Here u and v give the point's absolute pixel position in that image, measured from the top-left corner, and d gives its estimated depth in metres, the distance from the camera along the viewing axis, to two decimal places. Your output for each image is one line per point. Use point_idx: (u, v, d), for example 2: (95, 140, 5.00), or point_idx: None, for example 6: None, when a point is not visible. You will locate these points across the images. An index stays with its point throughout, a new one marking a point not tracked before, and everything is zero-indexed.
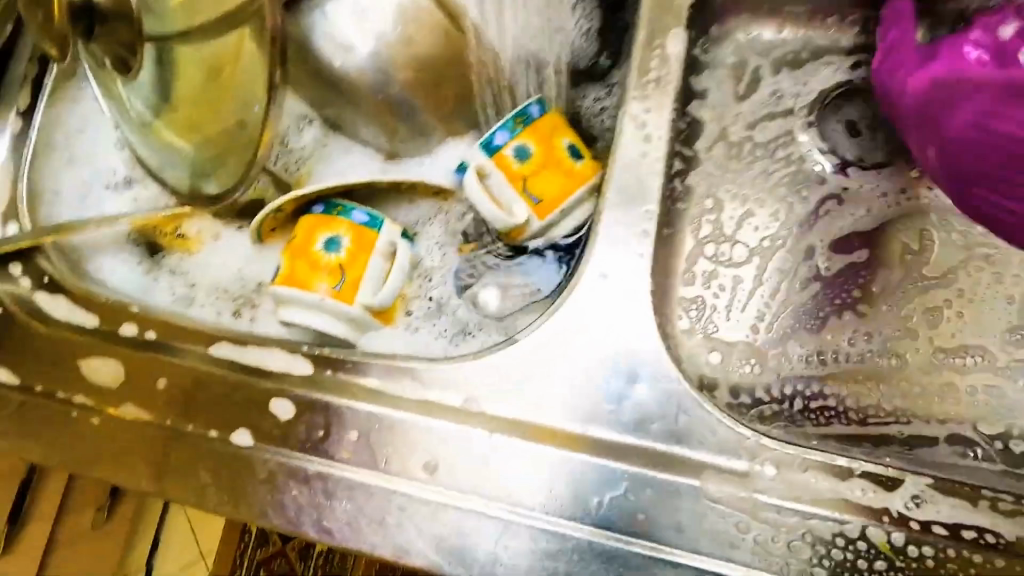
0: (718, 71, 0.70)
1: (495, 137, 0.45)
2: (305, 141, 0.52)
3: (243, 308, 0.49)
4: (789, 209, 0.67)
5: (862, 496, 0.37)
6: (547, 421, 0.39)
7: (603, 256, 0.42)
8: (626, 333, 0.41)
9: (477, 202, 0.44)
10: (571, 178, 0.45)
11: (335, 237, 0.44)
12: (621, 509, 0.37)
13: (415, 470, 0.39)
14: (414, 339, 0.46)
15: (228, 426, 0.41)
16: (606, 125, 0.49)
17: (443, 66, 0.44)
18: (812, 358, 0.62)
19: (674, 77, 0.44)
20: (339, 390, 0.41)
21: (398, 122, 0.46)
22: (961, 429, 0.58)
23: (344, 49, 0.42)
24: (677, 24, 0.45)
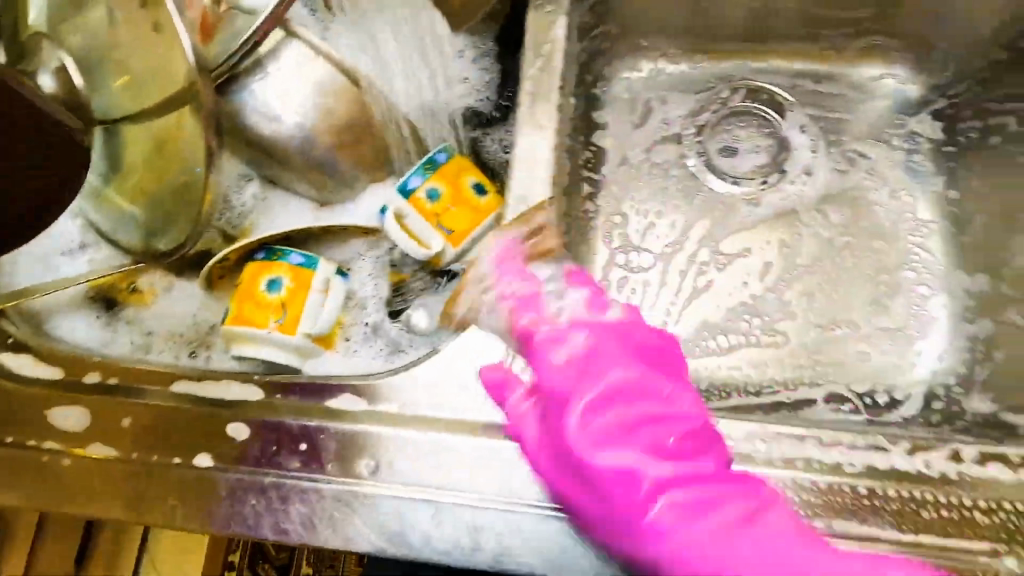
0: (615, 107, 0.81)
1: (408, 182, 0.53)
2: (246, 198, 0.59)
3: (199, 349, 0.55)
4: (685, 217, 0.77)
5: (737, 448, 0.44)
6: (468, 416, 0.47)
7: (505, 274, 0.50)
8: (530, 335, 0.48)
9: (399, 240, 0.52)
10: (477, 212, 0.53)
11: (275, 278, 0.51)
12: (535, 482, 0.44)
13: (358, 470, 0.45)
14: (353, 360, 0.53)
15: (190, 452, 0.47)
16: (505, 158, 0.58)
17: (359, 126, 0.52)
18: (714, 343, 0.71)
19: (554, 121, 0.53)
20: (288, 410, 0.48)
21: (325, 177, 0.53)
22: (840, 389, 0.68)
23: (269, 120, 0.50)
24: (554, 77, 0.54)
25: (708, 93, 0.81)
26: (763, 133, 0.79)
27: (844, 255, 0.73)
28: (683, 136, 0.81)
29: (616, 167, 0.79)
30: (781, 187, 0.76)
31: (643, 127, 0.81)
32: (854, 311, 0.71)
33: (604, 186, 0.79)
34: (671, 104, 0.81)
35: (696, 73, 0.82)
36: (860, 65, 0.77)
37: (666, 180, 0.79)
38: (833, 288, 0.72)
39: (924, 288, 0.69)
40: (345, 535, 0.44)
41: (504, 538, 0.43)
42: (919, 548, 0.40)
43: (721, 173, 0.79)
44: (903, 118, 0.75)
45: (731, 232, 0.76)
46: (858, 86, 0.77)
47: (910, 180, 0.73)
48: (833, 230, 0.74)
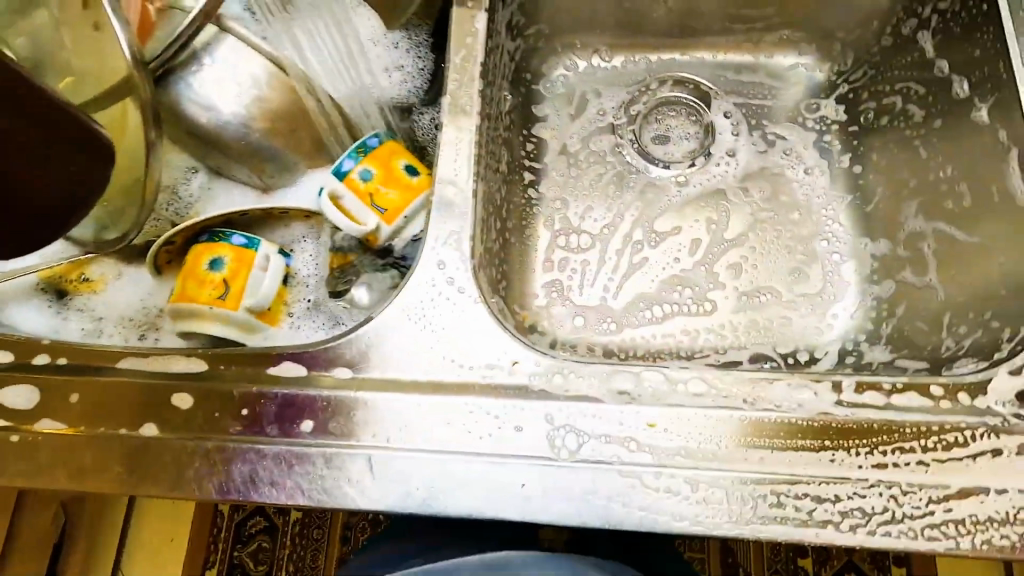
0: (554, 100, 0.86)
1: (343, 165, 0.57)
2: (192, 189, 0.62)
3: (148, 332, 0.58)
4: (621, 199, 0.82)
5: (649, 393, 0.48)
6: (400, 376, 0.50)
7: (435, 245, 0.53)
8: (458, 300, 0.52)
9: (334, 219, 0.56)
10: (409, 190, 0.57)
11: (218, 258, 0.54)
12: (462, 432, 0.47)
13: (296, 430, 0.48)
14: (296, 334, 0.57)
15: (137, 423, 0.50)
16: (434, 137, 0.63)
17: (294, 115, 0.55)
18: (649, 315, 0.76)
19: (477, 106, 0.57)
20: (230, 380, 0.51)
21: (265, 164, 0.57)
22: (765, 350, 0.73)
23: (207, 110, 0.53)
24: (477, 67, 0.58)
25: (640, 84, 0.87)
26: (692, 120, 0.85)
27: (767, 229, 0.78)
28: (618, 125, 0.86)
29: (556, 155, 0.84)
30: (708, 169, 0.82)
31: (580, 118, 0.86)
32: (777, 280, 0.76)
33: (545, 174, 0.83)
34: (606, 96, 0.87)
35: (628, 67, 0.87)
36: (776, 54, 0.83)
37: (603, 166, 0.83)
38: (758, 260, 0.77)
39: (837, 255, 0.75)
40: (284, 490, 0.47)
41: (433, 485, 0.46)
42: (818, 472, 0.43)
43: (653, 158, 0.84)
44: (816, 101, 0.82)
45: (663, 212, 0.81)
46: (775, 74, 0.83)
47: (823, 158, 0.79)
48: (756, 206, 0.79)
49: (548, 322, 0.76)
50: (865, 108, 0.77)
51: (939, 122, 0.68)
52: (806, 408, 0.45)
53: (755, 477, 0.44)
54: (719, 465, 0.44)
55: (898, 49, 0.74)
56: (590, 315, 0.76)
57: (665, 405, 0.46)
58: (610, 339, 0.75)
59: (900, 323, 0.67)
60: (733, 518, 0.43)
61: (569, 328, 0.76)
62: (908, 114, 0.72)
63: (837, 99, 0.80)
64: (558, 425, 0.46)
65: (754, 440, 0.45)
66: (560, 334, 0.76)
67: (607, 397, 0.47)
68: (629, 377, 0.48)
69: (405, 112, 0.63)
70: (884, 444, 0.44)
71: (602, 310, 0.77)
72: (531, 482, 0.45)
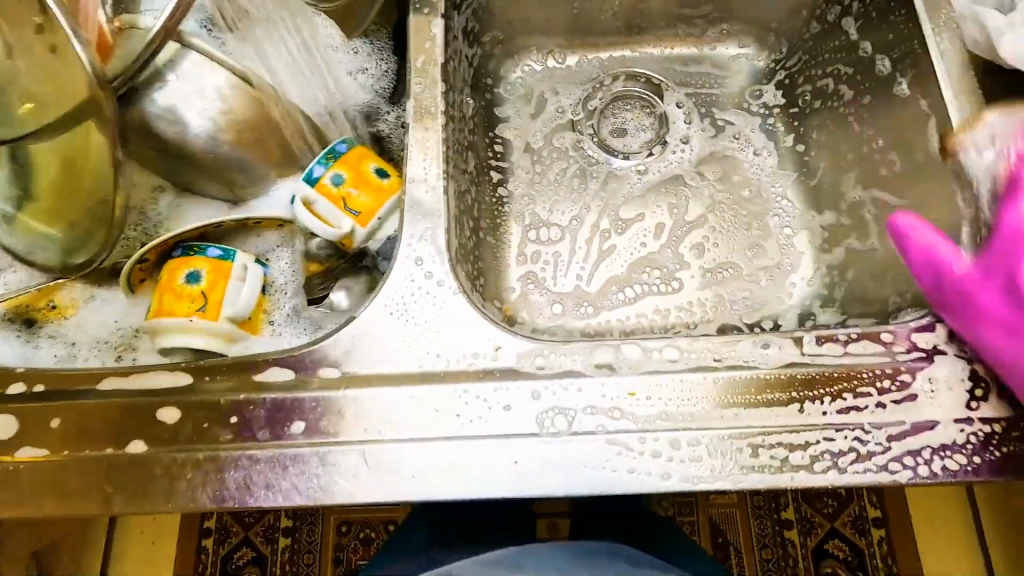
0: (514, 101, 0.89)
1: (314, 172, 0.58)
2: (160, 207, 0.62)
3: (126, 353, 0.57)
4: (586, 191, 0.85)
5: (630, 364, 0.49)
6: (386, 370, 0.51)
7: (412, 242, 0.55)
8: (439, 293, 0.53)
9: (309, 224, 0.57)
10: (381, 192, 0.58)
11: (194, 271, 0.54)
12: (454, 419, 0.48)
13: (287, 432, 0.49)
14: (278, 341, 0.58)
15: (122, 441, 0.49)
16: (399, 138, 0.64)
17: (261, 126, 0.56)
18: (622, 298, 0.79)
19: (442, 108, 0.60)
20: (216, 390, 0.51)
21: (235, 176, 0.58)
22: (732, 322, 0.77)
23: (171, 124, 0.53)
24: (439, 71, 0.61)
25: (595, 81, 0.90)
26: (646, 112, 0.89)
27: (724, 209, 0.82)
28: (577, 121, 0.89)
29: (521, 153, 0.87)
30: (665, 157, 0.86)
31: (541, 117, 0.89)
32: (737, 255, 0.80)
33: (512, 172, 0.86)
34: (564, 94, 0.90)
35: (582, 66, 0.91)
36: (719, 46, 0.89)
37: (566, 160, 0.86)
38: (718, 239, 0.81)
39: (789, 229, 0.80)
40: (280, 492, 0.47)
41: (430, 472, 0.47)
42: (791, 422, 0.46)
43: (613, 151, 0.87)
44: (759, 88, 0.87)
45: (627, 200, 0.84)
46: (720, 65, 0.89)
47: (769, 140, 0.84)
48: (712, 189, 0.83)
49: (527, 313, 0.79)
50: (802, 91, 0.83)
51: (867, 98, 0.73)
52: (773, 363, 0.48)
53: (732, 433, 0.46)
54: (698, 425, 0.47)
55: (825, 36, 0.79)
56: (566, 302, 0.79)
57: (644, 373, 0.49)
58: (586, 324, 0.78)
59: (850, 286, 0.72)
60: (715, 472, 0.46)
61: (548, 317, 0.79)
62: (839, 94, 0.77)
63: (777, 84, 0.86)
64: (545, 403, 0.48)
65: (728, 397, 0.47)
66: (540, 324, 0.78)
67: (588, 372, 0.49)
68: (608, 351, 0.50)
69: (370, 116, 0.64)
70: (845, 390, 0.47)
71: (577, 298, 0.79)
72: (523, 459, 0.47)
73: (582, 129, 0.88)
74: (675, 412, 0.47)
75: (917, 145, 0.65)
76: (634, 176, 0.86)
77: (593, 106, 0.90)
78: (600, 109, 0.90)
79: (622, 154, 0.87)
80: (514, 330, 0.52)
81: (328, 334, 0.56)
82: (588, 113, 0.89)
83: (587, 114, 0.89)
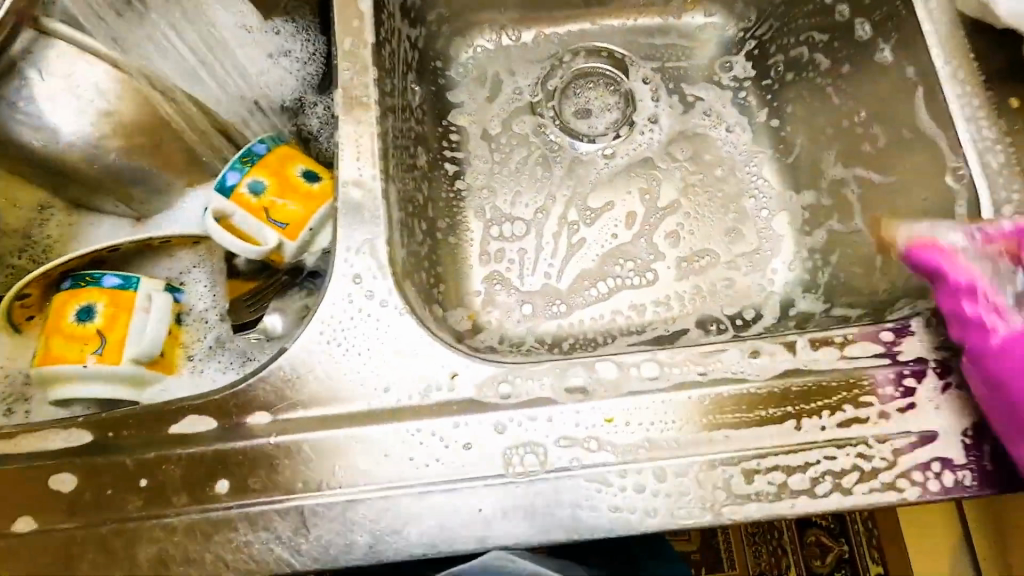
0: (466, 83, 0.81)
1: (227, 179, 0.49)
2: (46, 229, 0.52)
3: (16, 405, 0.48)
4: (550, 180, 0.78)
5: (606, 386, 0.43)
6: (325, 411, 0.44)
7: (349, 257, 0.47)
8: (383, 316, 0.46)
9: (226, 241, 0.49)
10: (310, 199, 0.50)
11: (87, 306, 0.46)
12: (407, 463, 0.42)
13: (209, 493, 0.41)
14: (199, 380, 0.49)
15: (7, 519, 0.41)
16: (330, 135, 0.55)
17: (158, 129, 0.47)
18: (594, 296, 0.73)
19: (376, 98, 0.51)
20: (121, 447, 0.43)
21: (131, 188, 0.48)
22: (713, 314, 0.72)
23: (40, 131, 0.44)
24: (369, 54, 0.52)
25: (554, 58, 0.83)
26: (611, 90, 0.82)
27: (698, 193, 0.77)
28: (537, 103, 0.81)
29: (477, 141, 0.79)
30: (633, 138, 0.79)
31: (497, 100, 0.81)
32: (715, 242, 0.75)
33: (468, 163, 0.78)
34: (521, 74, 0.82)
35: (539, 41, 0.83)
36: (684, 16, 0.82)
37: (527, 147, 0.79)
38: (694, 225, 0.75)
39: (766, 212, 0.75)
40: (204, 566, 0.40)
41: (381, 528, 0.40)
42: (789, 441, 0.41)
43: (577, 134, 0.80)
44: (729, 59, 0.81)
45: (595, 188, 0.78)
46: (687, 35, 0.82)
47: (742, 115, 0.78)
48: (685, 171, 0.77)
49: (493, 317, 0.72)
50: (775, 61, 0.77)
51: (845, 68, 0.67)
52: (764, 375, 0.43)
53: (723, 457, 0.41)
54: (685, 451, 0.41)
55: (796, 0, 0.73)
56: (536, 301, 0.73)
57: (622, 396, 0.43)
58: (558, 325, 0.72)
59: (834, 271, 0.68)
60: (706, 505, 0.40)
61: (516, 320, 0.72)
62: (814, 64, 0.71)
63: (748, 54, 0.80)
64: (511, 437, 0.42)
65: (716, 417, 0.42)
66: (508, 328, 0.71)
67: (559, 398, 0.43)
68: (580, 372, 0.44)
69: (294, 107, 0.55)
70: (846, 400, 0.42)
71: (546, 297, 0.73)
72: (488, 505, 0.41)
73: (542, 112, 0.81)
74: (660, 437, 0.42)
75: (902, 116, 0.60)
76: (601, 160, 0.79)
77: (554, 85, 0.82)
78: (561, 88, 0.82)
79: (587, 137, 0.80)
80: (474, 353, 0.46)
81: (258, 369, 0.48)
82: (549, 93, 0.82)
83: (546, 95, 0.82)
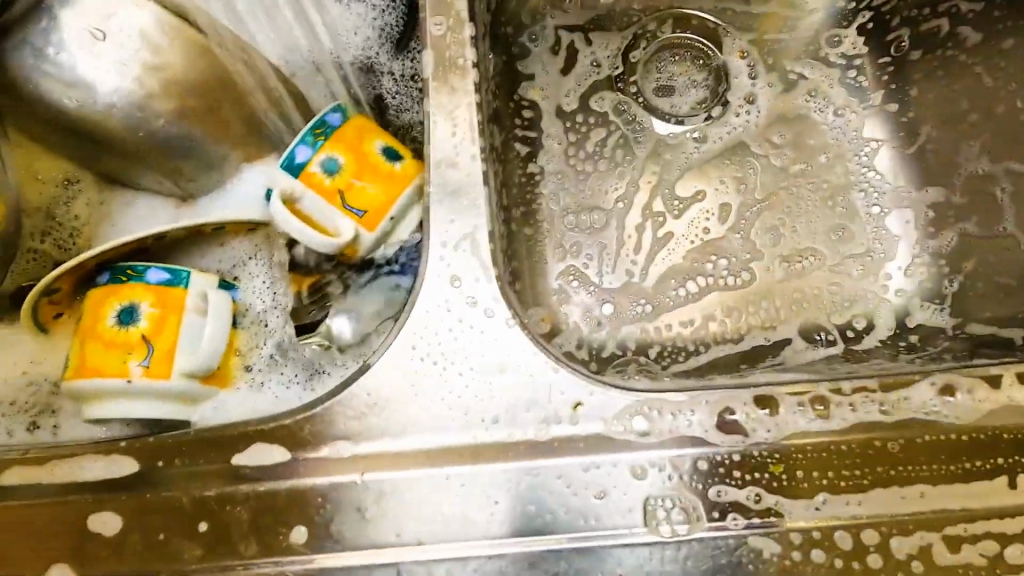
0: (537, 52, 0.71)
1: (296, 155, 0.40)
2: (73, 209, 0.43)
3: (42, 420, 0.40)
4: (633, 165, 0.69)
5: (767, 425, 0.35)
6: (421, 444, 0.36)
7: (446, 255, 0.39)
8: (488, 329, 0.38)
9: (295, 230, 0.40)
10: (393, 182, 0.42)
11: (130, 306, 0.37)
12: (525, 513, 0.34)
13: (284, 541, 0.34)
14: (259, 398, 0.41)
15: (38, 566, 0.34)
16: (410, 104, 0.46)
17: (214, 91, 0.39)
18: (683, 298, 0.65)
19: (473, 61, 0.42)
20: (174, 481, 0.35)
21: (180, 163, 0.40)
22: (818, 323, 0.63)
23: (71, 88, 0.35)
24: (464, 6, 0.43)
25: (636, 26, 0.73)
26: (699, 65, 0.72)
27: (801, 184, 0.67)
28: (616, 77, 0.72)
29: (549, 119, 0.69)
30: (726, 120, 0.70)
31: (573, 72, 0.71)
32: (820, 241, 0.66)
33: (540, 143, 0.69)
34: (599, 43, 0.72)
35: (620, 6, 0.73)
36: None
37: (606, 127, 0.70)
38: (796, 221, 0.67)
39: (880, 208, 0.65)
40: None
41: None
42: (1001, 504, 0.33)
43: (662, 114, 0.71)
44: (837, 32, 0.70)
45: (684, 175, 0.69)
46: (790, 3, 0.72)
47: (854, 96, 0.69)
48: (787, 159, 0.68)
49: (569, 319, 0.64)
50: (897, 35, 0.67)
51: None
52: (965, 417, 0.35)
53: (920, 520, 0.33)
54: (870, 510, 0.33)
55: None
56: (619, 301, 0.65)
57: (787, 439, 0.35)
58: (642, 331, 0.63)
59: None
60: None
61: (595, 323, 0.64)
62: None
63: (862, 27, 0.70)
64: (653, 485, 0.34)
65: (908, 468, 0.34)
66: (586, 331, 0.63)
67: (710, 438, 0.35)
68: (733, 407, 0.36)
69: (364, 72, 0.46)
70: None
71: (629, 298, 0.65)
72: (627, 568, 0.33)
73: (622, 87, 0.71)
74: (837, 492, 0.34)
75: None
76: (690, 144, 0.70)
77: (635, 57, 0.72)
78: (644, 60, 0.72)
79: (674, 118, 0.70)
80: (598, 377, 0.37)
81: (332, 386, 0.40)
82: (629, 66, 0.72)
83: (627, 68, 0.72)
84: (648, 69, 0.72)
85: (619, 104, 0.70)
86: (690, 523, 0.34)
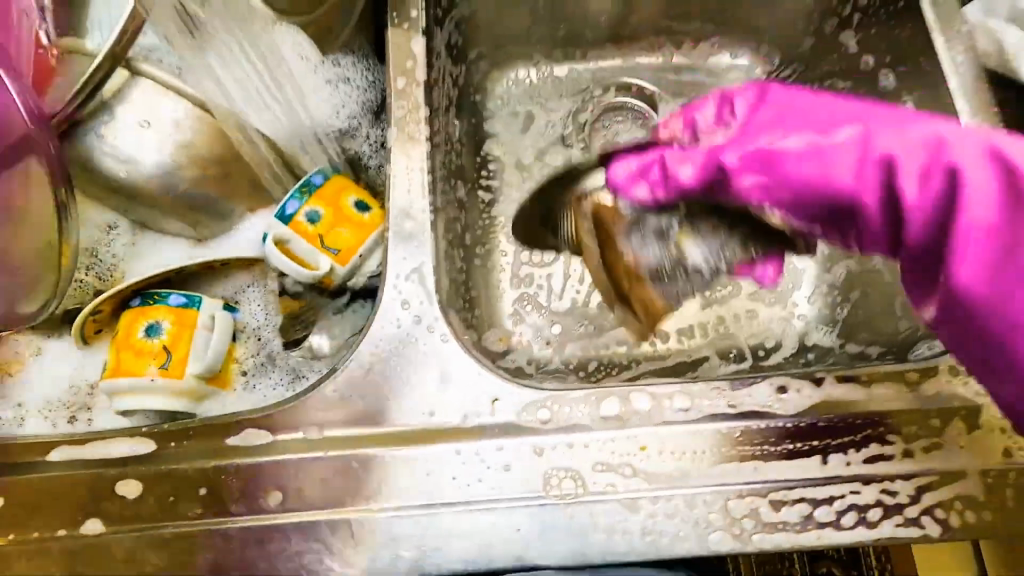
0: (500, 115, 0.84)
1: (287, 207, 0.53)
2: (113, 248, 0.56)
3: (80, 413, 0.51)
4: None
5: (641, 414, 0.46)
6: (373, 429, 0.46)
7: (399, 285, 0.50)
8: (429, 342, 0.49)
9: (284, 266, 0.52)
10: (362, 228, 0.54)
11: (155, 323, 0.49)
12: (450, 482, 0.44)
13: (264, 503, 0.44)
14: (252, 394, 0.53)
15: (76, 521, 0.44)
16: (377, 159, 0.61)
17: (226, 161, 0.51)
18: (619, 321, 0.75)
19: (426, 135, 0.55)
20: (182, 457, 0.46)
21: (198, 214, 0.53)
22: (735, 343, 0.74)
23: (120, 161, 0.48)
24: (420, 93, 0.56)
25: (584, 92, 0.86)
26: (638, 124, 0.85)
27: None
28: (566, 135, 0.85)
29: (508, 170, 0.82)
30: None
31: (530, 131, 0.85)
32: None
33: (500, 190, 0.81)
34: (552, 107, 0.86)
35: (571, 76, 0.87)
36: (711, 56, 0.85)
37: None
38: None
39: None
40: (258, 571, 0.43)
41: (425, 541, 0.43)
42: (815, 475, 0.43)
43: None
44: None
45: None
46: (714, 73, 0.85)
47: None
48: None
49: (520, 338, 0.75)
50: None
51: None
52: (792, 408, 0.45)
53: (753, 489, 0.43)
54: (715, 482, 0.43)
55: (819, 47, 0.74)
56: (566, 321, 0.75)
57: (656, 426, 0.45)
58: (583, 349, 0.74)
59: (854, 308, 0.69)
60: (731, 534, 0.42)
61: (543, 342, 0.75)
62: None
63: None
64: (549, 461, 0.44)
65: (745, 450, 0.44)
66: (534, 349, 0.74)
67: (596, 425, 0.45)
68: (615, 401, 0.46)
69: (345, 137, 0.61)
70: (871, 436, 0.44)
71: (572, 322, 0.76)
72: (526, 524, 0.43)
73: (572, 143, 0.84)
74: (692, 467, 0.44)
75: None
76: None
77: (583, 118, 0.85)
78: (590, 121, 0.85)
79: None
80: (514, 379, 0.48)
81: (308, 387, 0.51)
82: (578, 126, 0.85)
83: (576, 127, 0.85)
84: (594, 128, 0.85)
85: (568, 158, 0.83)
86: (577, 491, 0.43)
